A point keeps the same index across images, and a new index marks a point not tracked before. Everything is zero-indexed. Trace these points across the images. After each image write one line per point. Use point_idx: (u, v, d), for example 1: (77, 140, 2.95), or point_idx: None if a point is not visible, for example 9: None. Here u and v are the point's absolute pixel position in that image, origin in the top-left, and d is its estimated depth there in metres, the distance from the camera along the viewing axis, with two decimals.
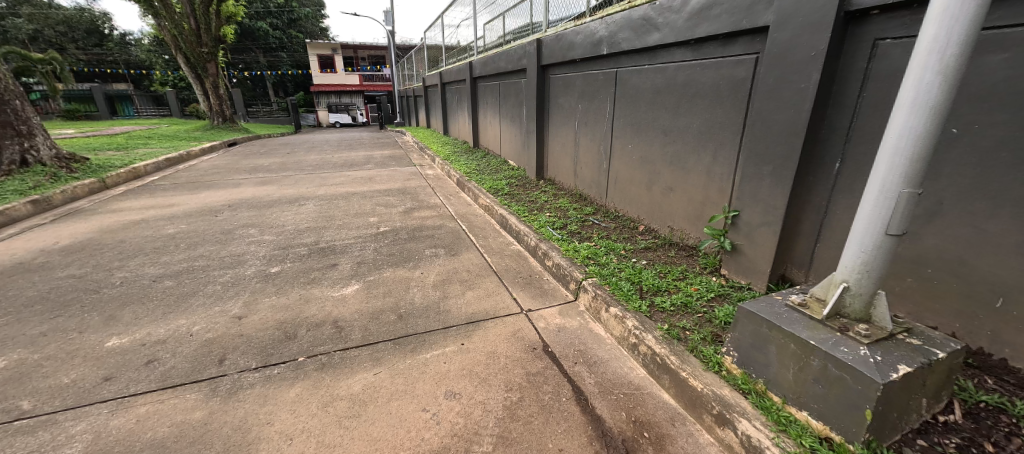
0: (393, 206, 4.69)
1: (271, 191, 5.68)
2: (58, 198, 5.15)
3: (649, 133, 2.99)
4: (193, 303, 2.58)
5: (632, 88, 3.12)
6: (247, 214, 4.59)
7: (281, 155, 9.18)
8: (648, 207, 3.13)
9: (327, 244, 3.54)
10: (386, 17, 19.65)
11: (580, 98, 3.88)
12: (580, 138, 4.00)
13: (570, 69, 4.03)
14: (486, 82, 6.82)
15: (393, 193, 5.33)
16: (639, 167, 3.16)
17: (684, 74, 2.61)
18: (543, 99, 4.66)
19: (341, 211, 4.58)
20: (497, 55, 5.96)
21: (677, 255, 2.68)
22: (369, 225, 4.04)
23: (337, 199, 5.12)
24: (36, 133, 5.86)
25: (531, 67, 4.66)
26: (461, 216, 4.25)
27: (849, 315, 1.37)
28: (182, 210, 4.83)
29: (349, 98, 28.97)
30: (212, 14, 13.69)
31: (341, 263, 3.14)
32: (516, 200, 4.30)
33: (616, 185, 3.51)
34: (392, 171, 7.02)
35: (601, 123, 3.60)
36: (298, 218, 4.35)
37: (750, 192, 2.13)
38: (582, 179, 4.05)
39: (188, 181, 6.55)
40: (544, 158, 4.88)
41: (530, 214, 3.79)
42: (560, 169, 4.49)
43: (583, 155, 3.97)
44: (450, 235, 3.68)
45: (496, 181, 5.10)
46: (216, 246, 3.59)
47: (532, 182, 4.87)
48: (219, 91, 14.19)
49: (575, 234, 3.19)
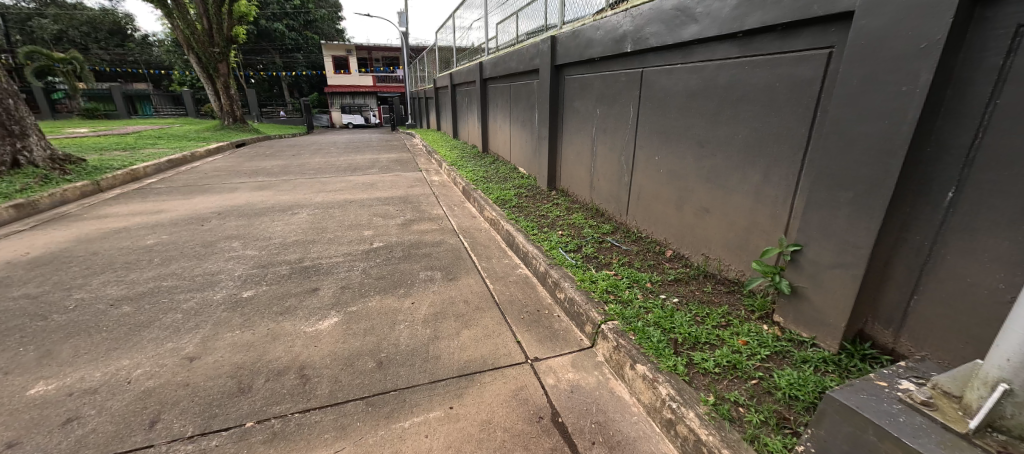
0: (391, 218, 4.31)
1: (266, 197, 5.37)
2: (45, 201, 4.91)
3: (680, 144, 2.55)
4: (144, 337, 2.22)
5: (660, 91, 2.68)
6: (235, 224, 4.26)
7: (285, 157, 8.92)
8: (676, 230, 2.69)
9: (313, 262, 3.17)
10: (400, 18, 19.49)
11: (599, 102, 3.45)
12: (596, 146, 3.57)
13: (587, 69, 3.60)
14: (497, 84, 6.43)
15: (394, 202, 4.96)
16: (666, 183, 2.72)
17: (728, 75, 2.16)
18: (557, 103, 4.24)
19: (335, 222, 4.23)
20: (508, 55, 5.56)
21: (715, 291, 2.23)
22: (362, 240, 3.66)
23: (333, 208, 4.76)
24: (29, 133, 5.66)
25: (544, 68, 4.25)
26: (464, 231, 3.84)
27: (1008, 431, 0.92)
28: (169, 217, 4.53)
29: (362, 99, 28.98)
30: (225, 14, 13.60)
31: (324, 287, 2.76)
32: (525, 214, 3.88)
33: (638, 202, 3.07)
34: (396, 176, 6.67)
35: (622, 131, 3.17)
36: (287, 229, 3.99)
37: (818, 224, 1.68)
38: (598, 193, 3.62)
39: (185, 185, 6.30)
40: (557, 167, 4.46)
41: (540, 231, 3.36)
42: (575, 179, 4.06)
43: (600, 165, 3.54)
44: (449, 254, 3.28)
45: (504, 191, 4.69)
46: (191, 262, 3.25)
47: (543, 193, 4.45)
48: (231, 92, 14.09)
49: (591, 259, 2.76)
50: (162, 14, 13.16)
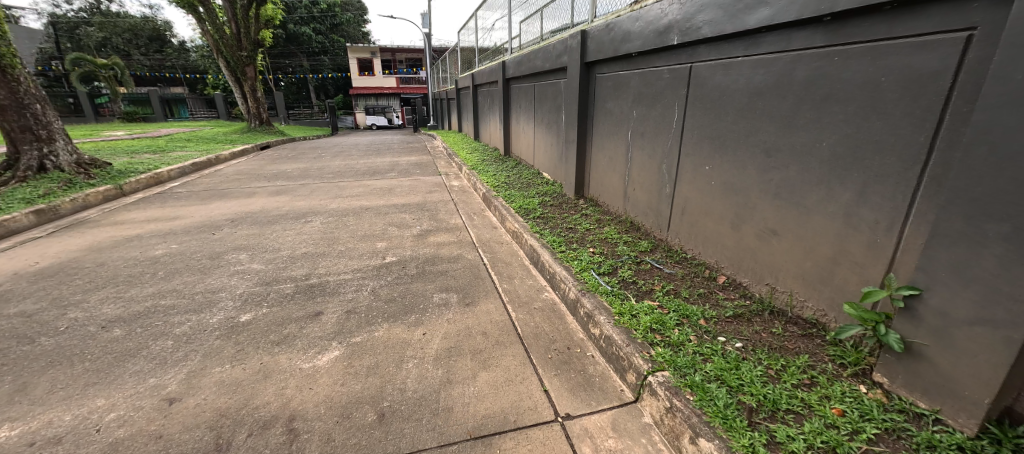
0: (407, 228, 4.03)
1: (282, 203, 5.19)
2: (65, 206, 4.88)
3: (741, 152, 2.15)
4: (127, 370, 1.99)
5: (715, 90, 2.29)
6: (246, 232, 4.08)
7: (306, 160, 8.84)
8: (731, 252, 2.29)
9: (320, 280, 2.91)
10: (423, 20, 19.51)
11: (635, 102, 3.08)
12: (632, 152, 3.19)
13: (623, 66, 3.22)
14: (520, 83, 6.10)
15: (411, 209, 4.69)
16: (719, 197, 2.33)
17: (810, 69, 1.75)
18: (587, 104, 3.88)
19: (348, 232, 3.98)
20: (533, 53, 5.22)
21: (788, 334, 1.83)
22: (374, 254, 3.39)
23: (348, 216, 4.53)
24: (56, 137, 5.68)
25: (573, 65, 3.89)
26: (484, 244, 3.53)
27: None
28: (183, 224, 4.40)
29: (386, 101, 29.24)
30: (252, 17, 13.77)
31: (328, 310, 2.49)
32: (551, 226, 3.53)
33: (682, 217, 2.68)
34: (415, 180, 6.43)
35: (663, 135, 2.79)
36: (297, 240, 3.77)
37: (951, 264, 1.27)
38: (634, 204, 3.24)
39: (205, 188, 6.23)
40: (585, 174, 4.09)
41: (568, 247, 3.00)
42: (606, 188, 3.69)
43: (636, 173, 3.16)
44: (467, 272, 2.97)
45: (528, 199, 4.35)
46: (194, 277, 3.04)
47: (570, 202, 4.09)
48: (257, 94, 14.28)
49: (629, 285, 2.38)
50: (193, 19, 13.43)
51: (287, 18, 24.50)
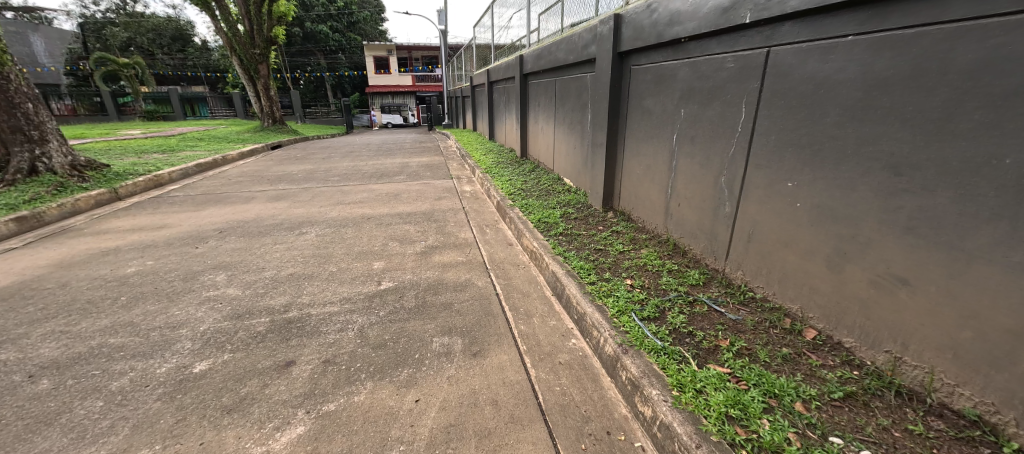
0: (410, 244, 3.53)
1: (279, 211, 4.76)
2: (50, 213, 4.54)
3: (847, 167, 1.57)
4: (30, 450, 1.53)
5: (805, 83, 1.71)
6: (232, 246, 3.64)
7: (314, 161, 8.46)
8: (825, 299, 1.72)
9: (299, 313, 2.42)
10: (440, 17, 19.12)
11: (683, 99, 2.52)
12: (676, 160, 2.63)
13: (667, 55, 2.65)
14: (539, 79, 5.55)
15: (417, 220, 4.20)
16: (809, 226, 1.75)
17: (985, 49, 1.17)
18: (618, 101, 3.31)
19: (344, 247, 3.50)
20: (554, 44, 4.66)
21: (937, 438, 1.26)
22: (368, 277, 2.89)
23: (346, 227, 4.05)
24: (50, 138, 5.41)
25: (604, 56, 3.32)
26: (496, 267, 3.00)
27: None
28: (168, 235, 4.00)
29: (402, 99, 29.00)
30: (265, 14, 13.53)
31: (300, 360, 1.99)
32: (576, 245, 2.97)
33: (747, 246, 2.11)
34: (424, 185, 5.94)
35: (721, 141, 2.22)
36: (285, 258, 3.30)
37: None
38: (677, 223, 2.68)
39: (204, 192, 5.87)
40: (615, 183, 3.54)
41: (599, 276, 2.44)
42: (641, 201, 3.13)
43: (682, 187, 2.60)
44: (475, 306, 2.44)
45: (548, 211, 3.81)
46: (157, 306, 2.60)
47: (597, 216, 3.53)
48: (270, 93, 14.05)
49: (685, 339, 1.81)
50: (207, 16, 13.25)
51: (304, 16, 24.42)
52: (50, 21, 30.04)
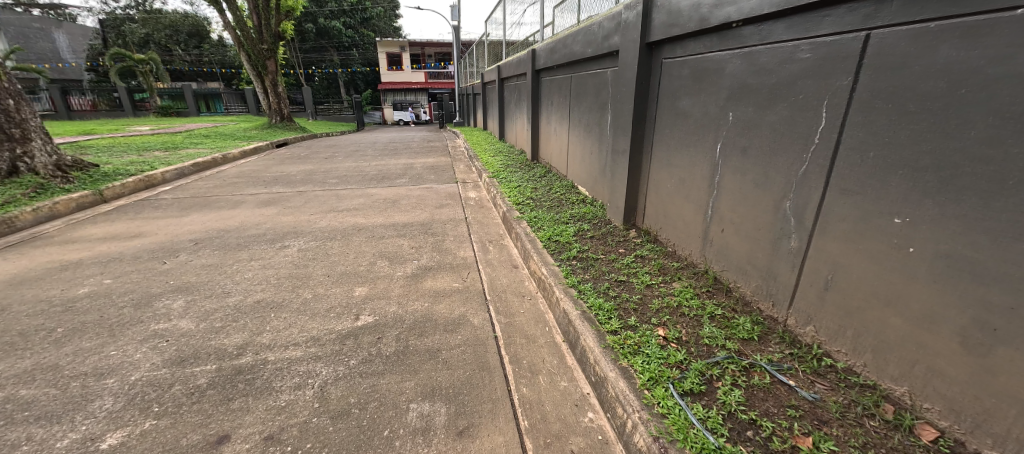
0: (400, 264, 3.07)
1: (265, 218, 4.36)
2: (23, 218, 4.22)
3: (1006, 205, 1.07)
4: None
5: (931, 80, 1.20)
6: (203, 263, 3.23)
7: (316, 161, 8.08)
8: (954, 389, 1.21)
9: (253, 359, 1.98)
10: (452, 12, 18.67)
11: (731, 101, 2.01)
12: (721, 176, 2.12)
13: (712, 44, 2.13)
14: (553, 76, 5.04)
15: (413, 233, 3.75)
16: (931, 283, 1.24)
17: None
18: (645, 101, 2.80)
19: (325, 266, 3.07)
20: (571, 36, 4.15)
21: None
22: (345, 309, 2.44)
23: (333, 241, 3.61)
24: (33, 137, 5.11)
25: (629, 47, 2.81)
26: (497, 298, 2.53)
27: None
28: (139, 246, 3.63)
29: (414, 96, 28.69)
30: (273, 9, 13.26)
31: (237, 433, 1.55)
32: (592, 273, 2.48)
33: (822, 296, 1.60)
34: (426, 189, 5.49)
35: (788, 155, 1.71)
36: (255, 281, 2.87)
37: None
38: (719, 253, 2.18)
39: (193, 195, 5.52)
40: (638, 197, 3.04)
41: (623, 321, 1.95)
42: (671, 221, 2.62)
43: (727, 209, 2.09)
44: (467, 356, 1.97)
45: (560, 226, 3.32)
46: (93, 343, 2.19)
47: (618, 235, 3.03)
48: (278, 89, 13.78)
49: (746, 433, 1.32)
50: (215, 11, 13.03)
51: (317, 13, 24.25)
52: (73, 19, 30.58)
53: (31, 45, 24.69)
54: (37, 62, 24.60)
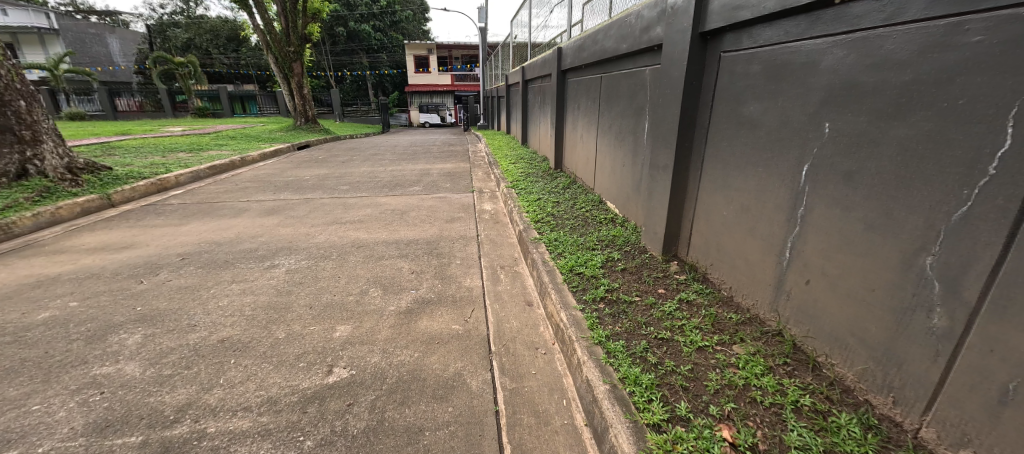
0: (394, 295, 2.62)
1: (263, 230, 4.02)
2: (22, 223, 4.03)
3: None
4: None
5: None
6: (180, 284, 2.88)
7: (332, 165, 7.83)
8: None
9: (188, 431, 1.57)
10: (479, 14, 18.48)
11: (830, 106, 1.46)
12: (808, 208, 1.57)
13: (799, 29, 1.58)
14: (580, 76, 4.53)
15: (415, 254, 3.30)
16: None
17: None
18: (695, 106, 2.26)
19: (309, 294, 2.66)
20: (602, 30, 3.63)
21: None
22: (318, 357, 2.00)
23: (327, 261, 3.21)
24: (44, 139, 5.00)
25: (677, 38, 2.27)
26: (503, 349, 2.04)
27: None
28: (123, 260, 3.34)
29: (440, 98, 28.64)
30: (301, 11, 13.31)
31: None
32: (625, 325, 1.94)
33: (992, 409, 1.04)
34: (438, 200, 5.06)
35: (933, 188, 1.16)
36: (228, 311, 2.48)
37: None
38: (802, 311, 1.63)
39: (200, 201, 5.29)
40: (682, 224, 2.49)
41: (669, 409, 1.42)
42: (728, 258, 2.07)
43: (817, 255, 1.53)
44: (457, 443, 1.49)
45: (585, 253, 2.79)
46: (20, 392, 1.83)
47: (656, 269, 2.49)
48: (304, 91, 13.80)
49: None
50: (245, 14, 13.17)
51: (347, 16, 24.56)
52: (124, 25, 32.25)
53: (84, 49, 26.11)
54: (89, 65, 25.95)
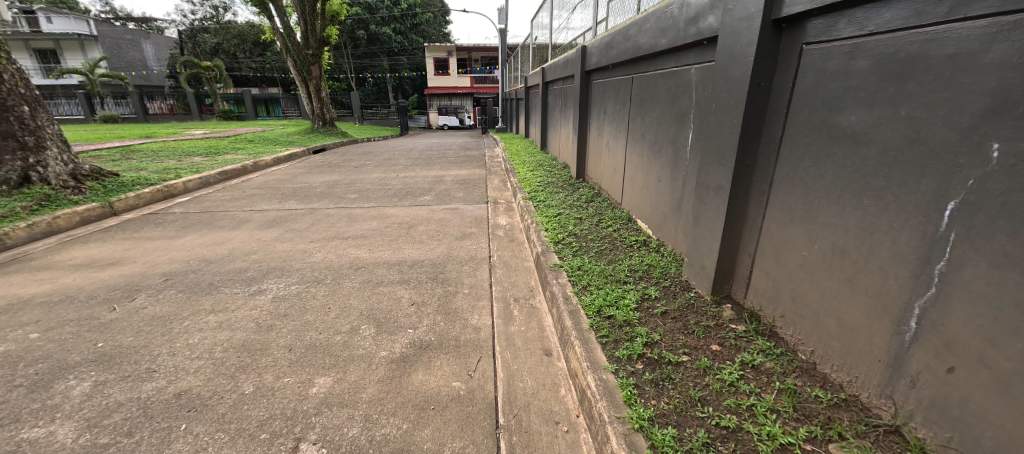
0: (387, 336, 2.22)
1: (259, 245, 3.71)
2: (15, 235, 3.84)
3: None
4: None
5: None
6: (153, 313, 2.56)
7: (344, 171, 7.56)
8: None
9: None
10: (499, 16, 18.20)
11: (1005, 119, 0.99)
12: (955, 264, 1.10)
13: (941, 9, 1.11)
14: (607, 77, 4.07)
15: (418, 280, 2.90)
16: None
17: None
18: (763, 114, 1.79)
19: (290, 332, 2.28)
20: (635, 23, 3.17)
21: None
22: (285, 426, 1.62)
23: (318, 286, 2.84)
24: (48, 145, 4.85)
25: (740, 28, 1.81)
26: (513, 424, 1.61)
27: None
28: (103, 279, 3.06)
29: (459, 101, 28.50)
30: (320, 14, 13.26)
31: None
32: (673, 402, 1.48)
33: None
34: (450, 212, 4.67)
35: None
36: (195, 352, 2.13)
37: None
38: (940, 408, 1.15)
39: (202, 209, 5.05)
40: (739, 258, 2.01)
41: None
42: (810, 313, 1.60)
43: (974, 336, 1.06)
44: None
45: (615, 288, 2.33)
46: None
47: (705, 314, 2.02)
48: (322, 94, 13.73)
49: None
50: (265, 17, 13.17)
51: (368, 19, 24.64)
52: (158, 31, 33.34)
53: (119, 54, 27.01)
54: (123, 69, 26.89)
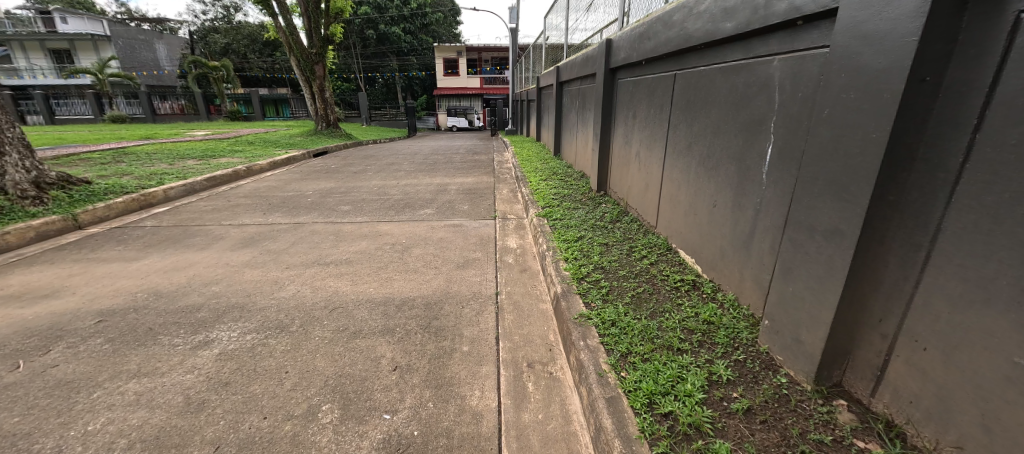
0: (354, 427, 1.61)
1: (224, 273, 3.13)
2: None
3: None
4: None
5: None
6: (61, 376, 1.98)
7: (342, 177, 7.00)
8: None
9: None
10: (511, 14, 17.66)
11: None
12: None
13: None
14: (639, 76, 3.43)
15: (404, 329, 2.29)
16: None
17: None
18: (923, 129, 1.15)
19: (223, 416, 1.68)
20: (682, 7, 2.52)
21: None
22: None
23: (279, 337, 2.25)
24: (5, 151, 4.37)
25: None
26: None
27: None
28: (22, 320, 2.49)
29: (467, 101, 27.84)
30: (325, 12, 12.77)
31: None
32: None
33: None
34: (452, 230, 4.06)
35: None
36: (88, 449, 1.54)
37: None
38: None
39: (177, 223, 4.52)
40: (860, 337, 1.37)
41: None
42: None
43: None
44: None
45: (668, 361, 1.69)
46: None
47: (813, 418, 1.36)
48: (326, 95, 13.26)
49: None
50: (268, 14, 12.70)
51: (378, 18, 24.22)
52: (169, 31, 33.36)
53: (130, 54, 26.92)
54: (134, 69, 26.89)
